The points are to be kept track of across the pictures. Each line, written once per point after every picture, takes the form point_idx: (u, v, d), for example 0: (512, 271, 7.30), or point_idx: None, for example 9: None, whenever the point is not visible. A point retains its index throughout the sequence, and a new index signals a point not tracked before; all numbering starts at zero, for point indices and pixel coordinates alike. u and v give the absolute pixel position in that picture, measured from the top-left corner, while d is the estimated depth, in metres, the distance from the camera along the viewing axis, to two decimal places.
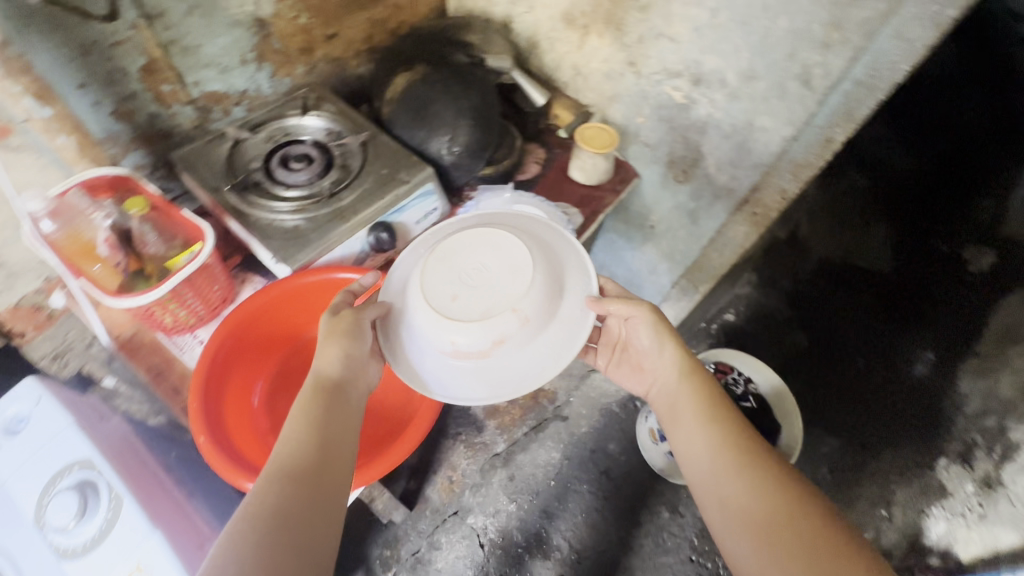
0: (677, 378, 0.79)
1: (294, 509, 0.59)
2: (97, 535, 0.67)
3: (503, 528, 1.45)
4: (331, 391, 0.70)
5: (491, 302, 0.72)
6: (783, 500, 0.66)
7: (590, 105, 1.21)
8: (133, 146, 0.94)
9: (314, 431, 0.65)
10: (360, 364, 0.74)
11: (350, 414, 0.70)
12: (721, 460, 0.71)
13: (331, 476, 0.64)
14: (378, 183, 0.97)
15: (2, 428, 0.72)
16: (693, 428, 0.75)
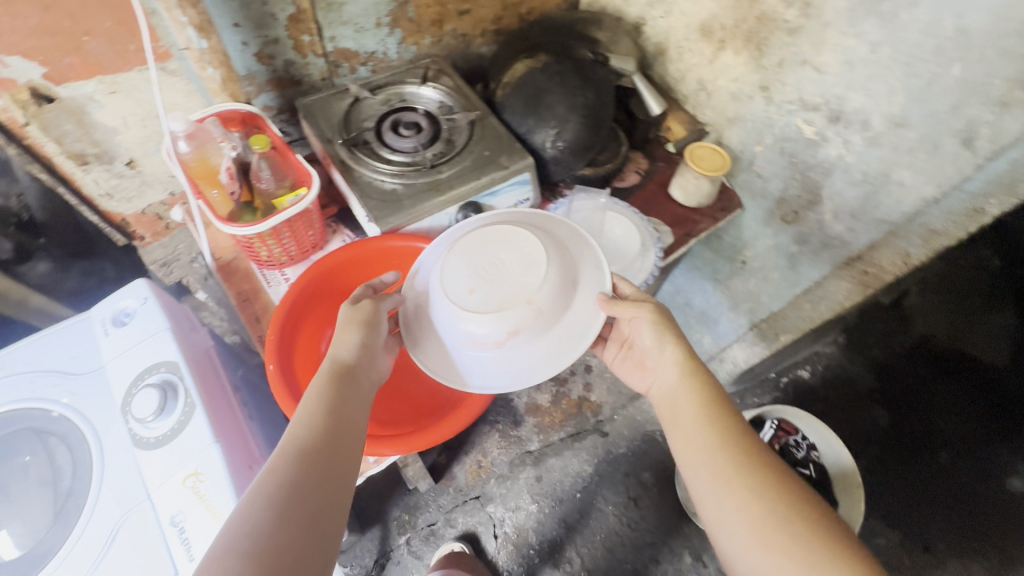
0: (679, 378, 0.74)
1: (302, 487, 0.59)
2: (168, 435, 0.70)
3: (520, 526, 1.45)
4: (349, 377, 0.70)
5: (507, 295, 0.74)
6: (787, 513, 0.62)
7: (708, 124, 1.15)
8: (267, 87, 1.01)
9: (330, 413, 0.66)
10: (373, 353, 0.75)
11: (364, 401, 0.70)
12: (723, 468, 0.66)
13: (342, 462, 0.63)
14: (477, 163, 0.97)
15: (111, 318, 0.79)
16: (694, 430, 0.70)
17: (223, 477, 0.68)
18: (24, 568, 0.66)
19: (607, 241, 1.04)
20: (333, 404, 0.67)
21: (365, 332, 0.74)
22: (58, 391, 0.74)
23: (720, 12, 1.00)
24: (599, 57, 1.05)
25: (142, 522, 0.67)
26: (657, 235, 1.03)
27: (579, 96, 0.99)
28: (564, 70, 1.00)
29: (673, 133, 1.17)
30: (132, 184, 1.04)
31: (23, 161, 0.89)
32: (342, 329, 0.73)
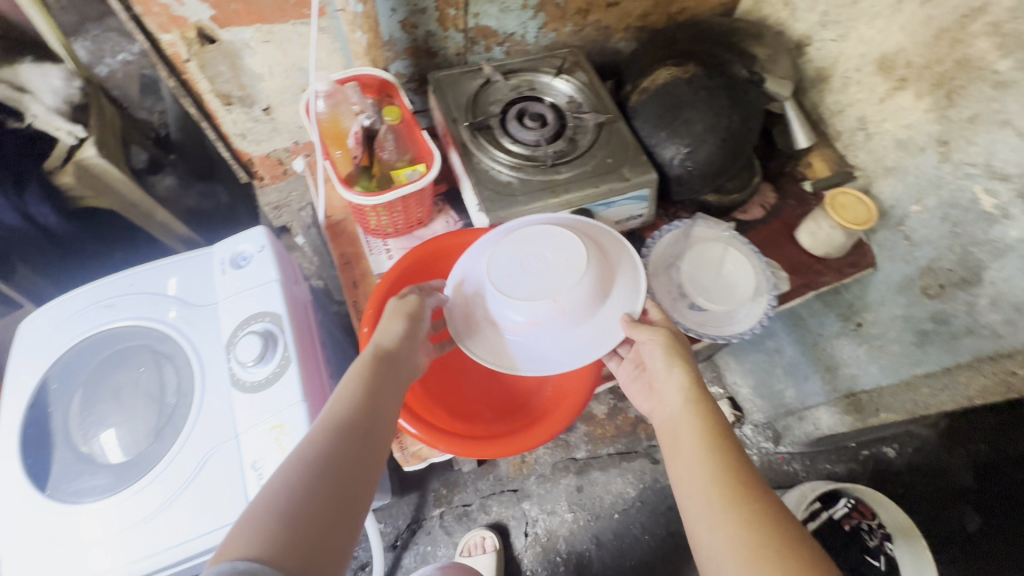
0: (681, 403, 0.68)
1: (333, 459, 0.53)
2: (262, 383, 0.73)
3: (552, 531, 1.43)
4: (389, 364, 0.66)
5: (546, 286, 0.73)
6: (780, 551, 0.53)
7: (857, 167, 1.03)
8: (403, 56, 1.01)
9: (367, 393, 0.61)
10: (414, 346, 0.71)
11: (400, 390, 0.65)
12: (712, 501, 0.59)
13: (376, 443, 0.58)
14: (598, 170, 0.93)
15: (229, 258, 0.83)
16: (691, 457, 0.63)
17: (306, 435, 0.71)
18: (123, 472, 0.72)
19: (718, 277, 0.94)
20: (371, 386, 0.62)
21: (406, 326, 0.71)
22: (174, 317, 0.80)
23: (910, 47, 0.88)
24: (754, 77, 0.96)
25: (227, 458, 0.71)
26: (774, 282, 0.92)
27: (724, 117, 0.91)
28: (713, 86, 0.92)
29: (813, 170, 1.08)
30: (264, 129, 1.08)
31: (178, 93, 0.95)
32: (389, 319, 0.70)
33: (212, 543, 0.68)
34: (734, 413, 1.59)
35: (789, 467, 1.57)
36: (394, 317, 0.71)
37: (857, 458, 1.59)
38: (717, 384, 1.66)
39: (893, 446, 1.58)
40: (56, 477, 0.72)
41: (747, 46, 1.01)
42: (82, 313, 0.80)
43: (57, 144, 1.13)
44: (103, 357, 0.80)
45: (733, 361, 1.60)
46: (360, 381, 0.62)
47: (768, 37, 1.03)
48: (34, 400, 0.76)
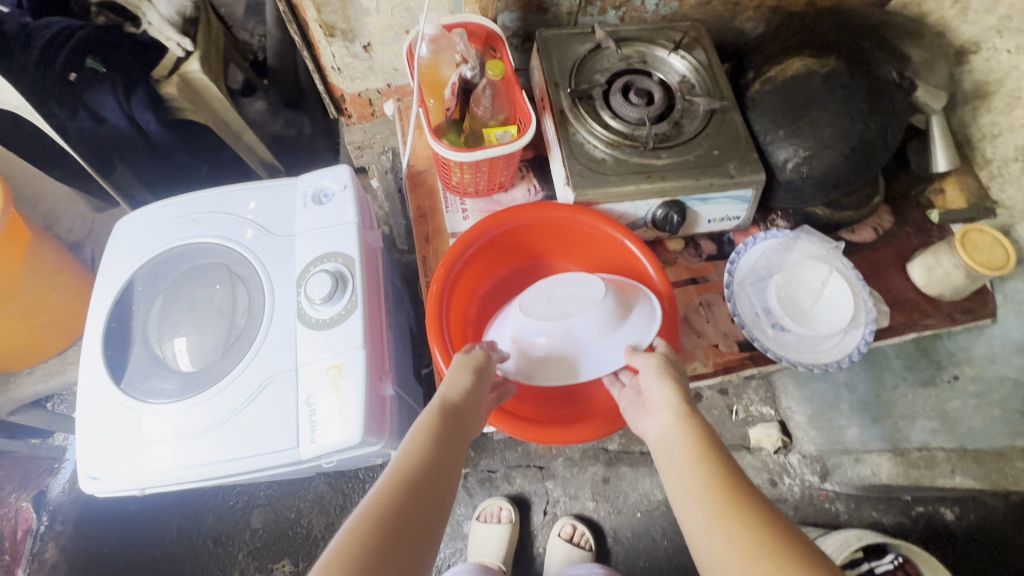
0: (672, 416, 0.63)
1: (393, 527, 0.51)
2: (327, 321, 0.74)
3: (572, 516, 1.43)
4: (455, 420, 0.63)
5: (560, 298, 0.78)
6: (782, 554, 0.48)
7: (1001, 204, 0.91)
8: (514, 7, 0.95)
9: (432, 450, 0.59)
10: (482, 401, 0.67)
11: (465, 443, 0.63)
12: (709, 516, 0.53)
13: (440, 503, 0.55)
14: (702, 160, 0.85)
15: (312, 194, 0.83)
16: (684, 475, 0.57)
17: (360, 381, 0.71)
18: (188, 382, 0.75)
19: (811, 300, 0.86)
20: (436, 443, 0.59)
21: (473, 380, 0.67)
22: (252, 242, 0.81)
23: None
24: (904, 83, 0.83)
25: (283, 388, 0.72)
26: (875, 316, 0.83)
27: (859, 123, 0.81)
28: (854, 86, 0.81)
29: (944, 199, 0.95)
30: (361, 66, 1.06)
31: (286, 17, 0.94)
32: (463, 377, 0.66)
33: (259, 465, 0.70)
34: (782, 439, 1.50)
35: (831, 506, 1.48)
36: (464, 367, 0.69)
37: (909, 513, 1.47)
38: (769, 405, 1.56)
39: (952, 508, 1.47)
40: (131, 373, 0.77)
41: (902, 45, 0.88)
42: (170, 224, 0.82)
43: (166, 54, 1.17)
44: (182, 270, 0.83)
45: (794, 386, 1.46)
46: (428, 440, 0.59)
47: (925, 37, 0.90)
48: (120, 297, 0.81)
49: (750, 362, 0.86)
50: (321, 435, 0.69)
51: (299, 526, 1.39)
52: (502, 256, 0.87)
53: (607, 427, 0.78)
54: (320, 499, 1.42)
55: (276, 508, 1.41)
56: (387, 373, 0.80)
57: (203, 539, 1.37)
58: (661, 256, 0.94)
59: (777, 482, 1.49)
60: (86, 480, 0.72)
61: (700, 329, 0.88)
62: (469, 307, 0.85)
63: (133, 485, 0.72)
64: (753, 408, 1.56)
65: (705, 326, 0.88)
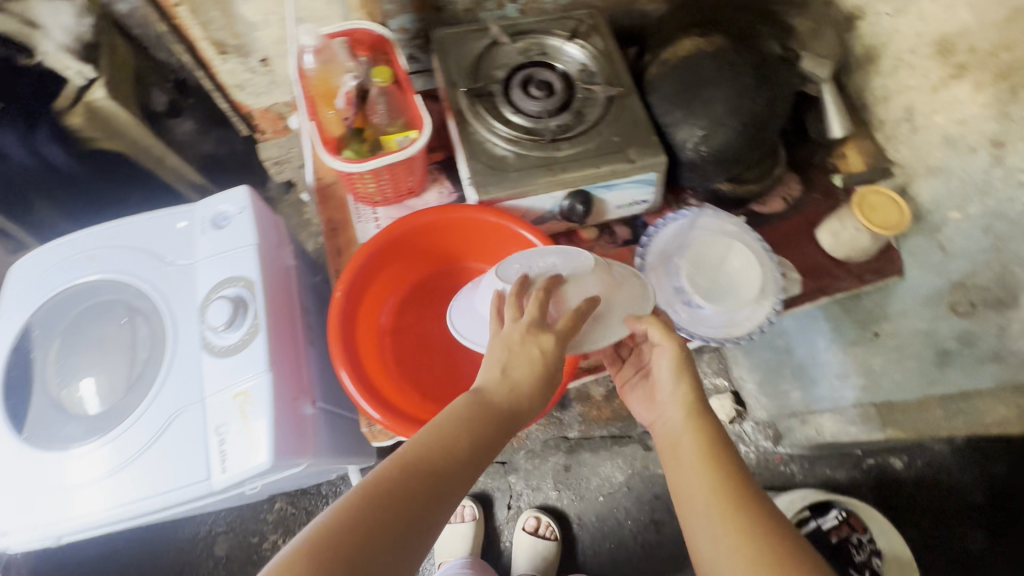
0: (683, 415, 0.69)
1: (401, 513, 0.52)
2: (232, 347, 0.73)
3: (536, 508, 1.44)
4: (503, 419, 0.61)
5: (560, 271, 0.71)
6: (775, 551, 0.54)
7: (895, 164, 0.92)
8: (408, 9, 0.94)
9: (467, 447, 0.58)
10: (540, 407, 0.64)
11: (496, 435, 0.61)
12: (714, 512, 0.59)
13: (445, 493, 0.55)
14: (603, 148, 0.86)
15: (211, 218, 0.81)
16: (693, 471, 0.63)
17: (267, 406, 0.70)
18: (93, 426, 0.74)
19: (721, 275, 0.88)
20: (475, 443, 0.59)
21: (544, 396, 0.64)
22: (151, 274, 0.79)
23: (975, 27, 0.77)
24: (788, 55, 0.85)
25: (191, 420, 0.71)
26: (781, 284, 0.86)
27: (747, 98, 0.82)
28: (739, 62, 0.83)
29: (847, 165, 0.96)
30: (262, 80, 1.04)
31: (169, 37, 0.91)
32: (535, 384, 0.62)
33: (172, 501, 0.69)
34: (736, 408, 1.53)
35: (787, 469, 1.52)
36: (535, 349, 0.63)
37: (861, 467, 1.52)
38: (723, 376, 1.59)
39: (901, 457, 1.51)
40: (34, 421, 0.75)
41: (788, 17, 0.89)
42: (62, 264, 0.80)
43: (64, 85, 1.12)
44: (87, 308, 0.82)
45: (743, 355, 1.49)
46: (468, 436, 0.59)
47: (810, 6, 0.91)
48: (18, 344, 0.78)
49: None
50: (232, 464, 0.69)
51: (262, 549, 1.38)
52: (414, 263, 0.87)
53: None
54: (283, 519, 1.41)
55: (238, 533, 1.39)
56: (304, 393, 0.79)
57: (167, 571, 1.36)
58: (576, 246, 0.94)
59: None
60: None
61: None
62: (384, 314, 0.85)
63: (47, 535, 0.71)
64: (707, 380, 1.59)
65: None
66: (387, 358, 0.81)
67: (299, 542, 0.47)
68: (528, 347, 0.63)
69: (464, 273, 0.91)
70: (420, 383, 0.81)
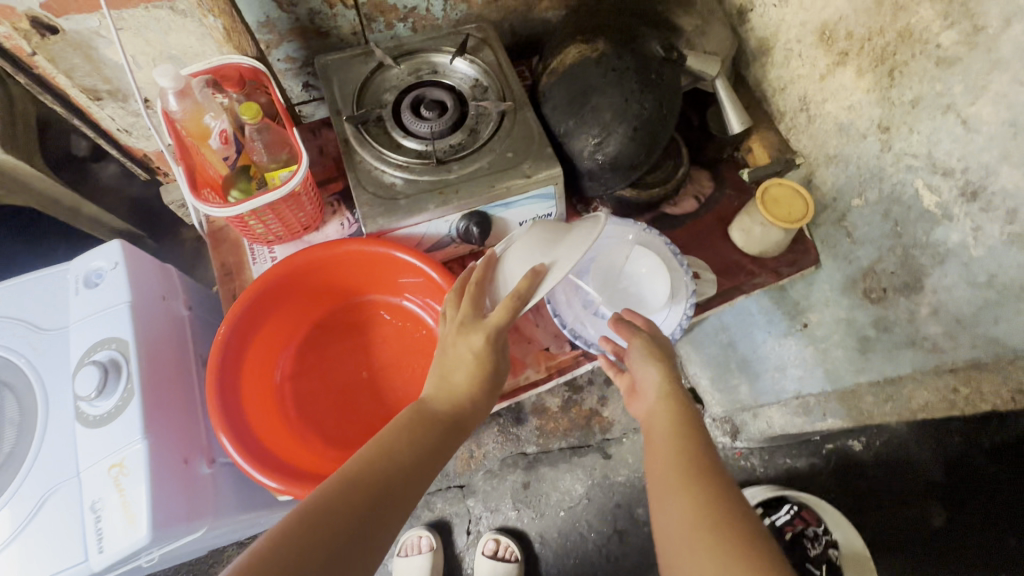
0: (659, 395, 0.66)
1: (342, 525, 0.53)
2: (105, 416, 0.68)
3: (495, 530, 1.41)
4: (444, 427, 0.64)
5: (493, 258, 0.71)
6: (723, 528, 0.52)
7: (799, 154, 0.91)
8: (289, 37, 0.91)
9: (411, 454, 0.61)
10: (484, 410, 0.68)
11: (444, 447, 0.64)
12: (676, 487, 0.56)
13: (391, 503, 0.56)
14: (496, 165, 0.83)
15: (83, 277, 0.76)
16: (663, 452, 0.60)
17: (144, 476, 0.66)
18: None
19: (632, 284, 0.85)
20: (417, 449, 0.61)
21: (486, 398, 0.67)
22: (20, 343, 0.74)
23: (850, 14, 0.76)
24: (672, 55, 0.82)
25: (66, 499, 0.66)
26: (694, 287, 0.85)
27: (633, 103, 0.80)
28: (622, 67, 0.81)
29: (753, 157, 0.96)
30: (149, 123, 0.99)
31: (33, 89, 0.86)
32: (479, 387, 0.66)
33: None
34: None
35: (747, 463, 1.53)
36: (468, 345, 0.65)
37: (821, 452, 1.55)
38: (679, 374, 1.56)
39: (860, 439, 1.47)
40: None
41: (673, 16, 0.88)
42: None
43: None
44: None
45: (694, 351, 1.47)
46: (410, 442, 0.61)
47: (696, 3, 0.90)
48: None
49: (583, 358, 0.85)
50: (109, 543, 0.64)
51: None
52: (307, 301, 0.82)
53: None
54: None
55: None
56: (199, 453, 0.75)
57: None
58: None
59: None
60: None
61: (530, 335, 0.86)
62: (280, 360, 0.81)
63: None
64: None
65: (535, 331, 0.86)
66: (286, 409, 0.78)
67: (232, 570, 0.46)
68: (460, 346, 0.66)
69: (366, 305, 0.87)
70: (324, 430, 0.78)
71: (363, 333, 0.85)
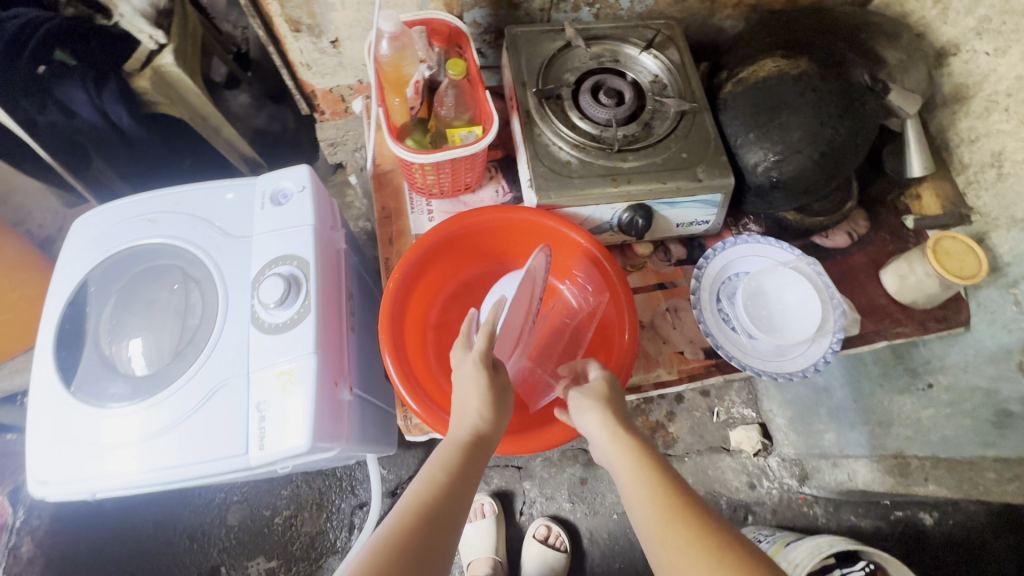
0: (610, 443, 0.65)
1: (410, 553, 0.55)
2: (282, 324, 0.73)
3: (547, 517, 1.43)
4: (475, 450, 0.66)
5: (474, 314, 0.75)
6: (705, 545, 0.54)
7: (976, 211, 0.89)
8: (483, 3, 0.93)
9: (450, 475, 0.63)
10: (502, 427, 0.69)
11: (481, 474, 0.67)
12: (655, 519, 0.57)
13: (449, 520, 0.60)
14: (670, 163, 0.83)
15: (271, 194, 0.81)
16: (634, 492, 0.60)
17: (310, 387, 0.70)
18: (139, 386, 0.74)
19: (778, 309, 0.86)
20: (455, 476, 0.63)
21: (495, 413, 0.68)
22: (208, 243, 0.79)
23: None
24: (877, 86, 0.81)
25: (234, 394, 0.71)
26: (843, 323, 0.83)
27: (828, 127, 0.79)
28: (824, 89, 0.79)
29: (920, 205, 0.93)
30: (330, 62, 1.04)
31: (248, 12, 0.91)
32: (492, 412, 0.67)
33: (206, 471, 0.69)
34: (762, 442, 1.46)
35: (809, 510, 1.46)
36: (467, 372, 0.69)
37: (888, 518, 1.45)
38: (751, 407, 1.53)
39: (931, 513, 1.44)
40: (81, 375, 0.76)
41: (877, 46, 0.85)
42: (125, 225, 0.81)
43: (138, 47, 1.22)
44: (138, 271, 0.82)
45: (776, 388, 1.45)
46: (444, 466, 0.64)
47: (901, 38, 0.87)
48: (73, 298, 0.79)
49: (715, 369, 0.85)
50: (270, 441, 0.69)
51: (273, 524, 1.42)
52: (462, 257, 0.85)
53: (552, 442, 0.74)
54: (296, 496, 1.44)
55: (252, 505, 1.43)
56: (345, 378, 0.79)
57: (179, 536, 1.40)
58: (629, 261, 0.92)
59: (756, 485, 1.47)
60: (35, 483, 0.71)
61: (666, 335, 0.86)
62: (431, 307, 0.84)
63: (83, 490, 0.71)
64: (735, 409, 1.53)
65: (671, 333, 0.87)
66: (431, 355, 0.80)
67: None
68: (462, 374, 0.69)
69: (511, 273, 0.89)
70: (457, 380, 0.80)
71: None
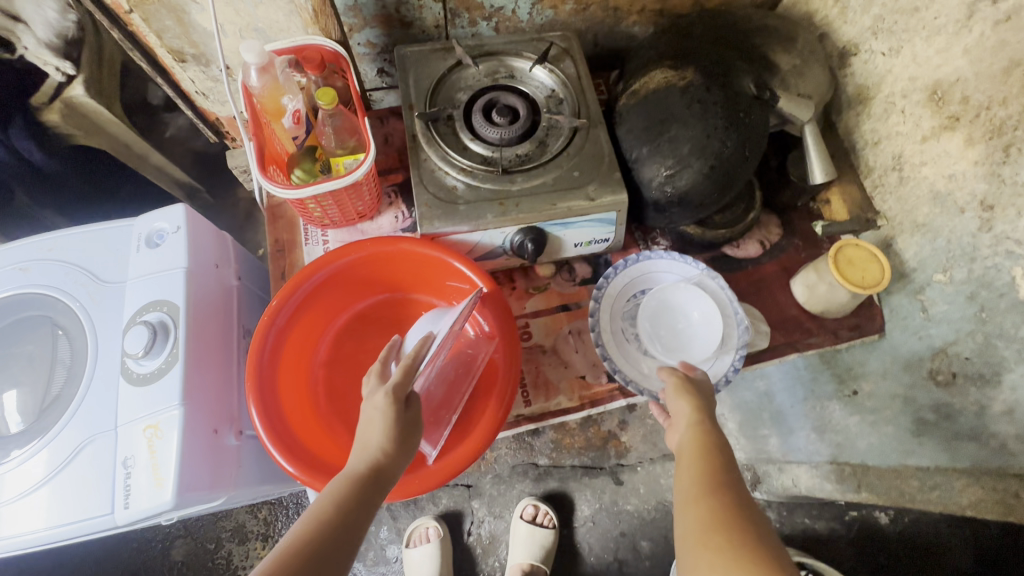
0: (688, 425, 0.66)
1: None
2: (149, 374, 0.70)
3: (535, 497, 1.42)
4: (369, 484, 0.60)
5: (396, 340, 0.71)
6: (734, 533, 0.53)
7: (882, 215, 0.87)
8: (372, 23, 0.90)
9: (339, 512, 0.58)
10: (403, 459, 0.63)
11: (375, 511, 0.61)
12: (705, 496, 0.57)
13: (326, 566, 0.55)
14: (562, 182, 0.80)
15: (146, 236, 0.78)
16: (689, 467, 0.61)
17: (176, 440, 0.67)
18: (8, 445, 0.72)
19: (683, 326, 0.83)
20: (343, 509, 0.58)
21: (399, 447, 0.62)
22: (79, 290, 0.76)
23: (970, 77, 0.71)
24: (764, 95, 0.78)
25: (101, 450, 0.69)
26: (746, 339, 0.80)
27: (716, 140, 0.76)
28: (710, 100, 0.77)
29: (829, 211, 0.91)
30: (226, 89, 1.01)
31: (126, 44, 0.88)
32: (394, 447, 0.62)
33: (74, 532, 0.67)
34: None
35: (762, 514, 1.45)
36: (374, 403, 0.63)
37: (842, 518, 1.43)
38: None
39: (887, 512, 1.38)
40: None
41: (770, 52, 0.83)
42: None
43: (45, 80, 1.17)
44: (13, 322, 0.79)
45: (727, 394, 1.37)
46: (333, 501, 0.59)
47: (797, 41, 0.85)
48: None
49: (618, 393, 0.83)
50: (135, 500, 0.66)
51: (218, 557, 1.39)
52: (352, 290, 0.82)
53: (422, 486, 0.70)
54: (240, 527, 1.42)
55: (195, 539, 1.40)
56: (230, 423, 0.76)
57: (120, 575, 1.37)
58: (532, 283, 0.90)
59: None
60: None
61: (567, 359, 0.85)
62: (320, 343, 0.82)
63: None
64: None
65: (573, 356, 0.85)
66: (316, 394, 0.78)
67: None
68: (367, 405, 0.63)
69: (408, 302, 0.86)
70: (349, 420, 0.78)
71: (403, 331, 0.85)
